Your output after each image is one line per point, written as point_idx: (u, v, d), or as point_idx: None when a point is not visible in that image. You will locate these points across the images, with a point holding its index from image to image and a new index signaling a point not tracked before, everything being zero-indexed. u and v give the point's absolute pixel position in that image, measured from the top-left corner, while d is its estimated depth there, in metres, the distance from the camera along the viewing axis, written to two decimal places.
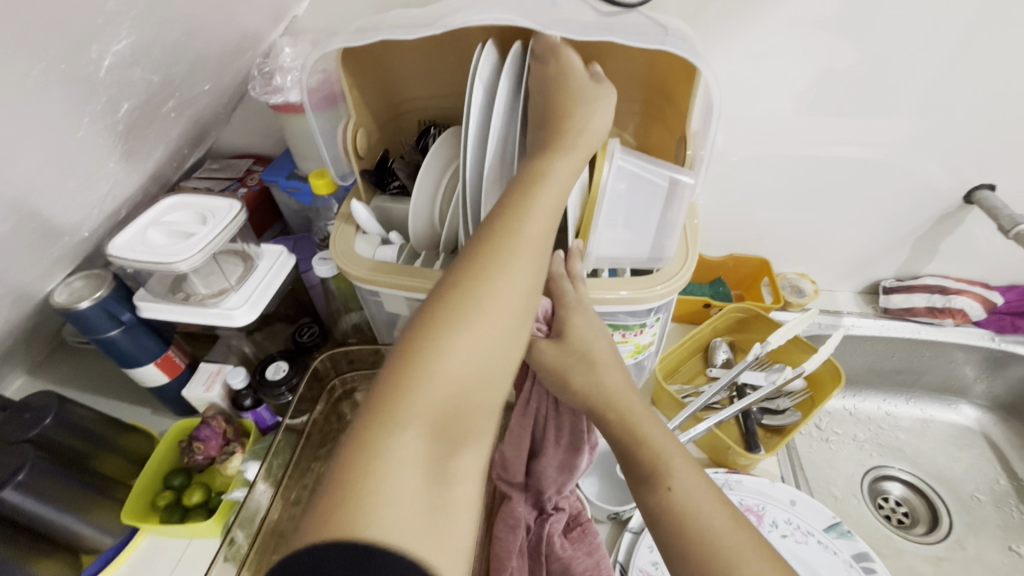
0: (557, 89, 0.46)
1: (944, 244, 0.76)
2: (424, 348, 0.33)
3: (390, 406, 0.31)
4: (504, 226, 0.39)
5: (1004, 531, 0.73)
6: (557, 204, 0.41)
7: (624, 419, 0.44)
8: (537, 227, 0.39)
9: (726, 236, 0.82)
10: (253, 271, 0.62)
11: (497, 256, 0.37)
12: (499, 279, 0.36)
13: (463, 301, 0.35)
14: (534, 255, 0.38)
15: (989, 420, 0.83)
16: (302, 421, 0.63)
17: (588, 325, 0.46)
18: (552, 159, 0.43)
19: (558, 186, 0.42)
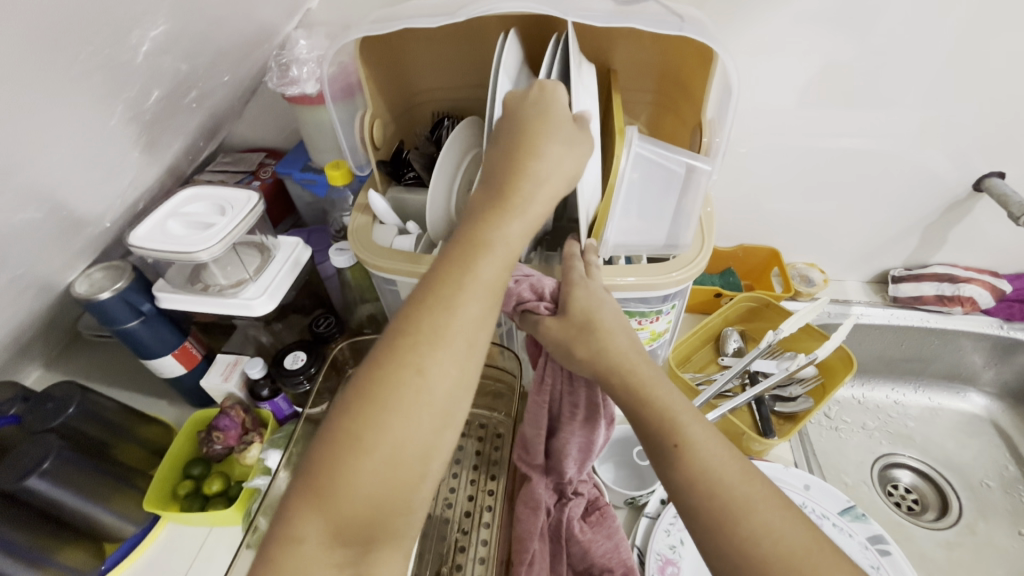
0: (525, 129, 0.43)
1: (953, 233, 0.76)
2: (334, 457, 0.32)
3: (299, 522, 0.31)
4: (434, 304, 0.36)
5: (1013, 515, 0.74)
6: (497, 276, 0.38)
7: (631, 382, 0.40)
8: (471, 309, 0.36)
9: (736, 226, 0.82)
10: (271, 262, 0.63)
11: (412, 350, 0.34)
12: (413, 374, 0.34)
13: (379, 395, 0.33)
14: (465, 339, 0.36)
15: (998, 407, 0.84)
16: (321, 410, 0.63)
17: (590, 296, 0.44)
18: (499, 221, 0.40)
19: (501, 255, 0.39)
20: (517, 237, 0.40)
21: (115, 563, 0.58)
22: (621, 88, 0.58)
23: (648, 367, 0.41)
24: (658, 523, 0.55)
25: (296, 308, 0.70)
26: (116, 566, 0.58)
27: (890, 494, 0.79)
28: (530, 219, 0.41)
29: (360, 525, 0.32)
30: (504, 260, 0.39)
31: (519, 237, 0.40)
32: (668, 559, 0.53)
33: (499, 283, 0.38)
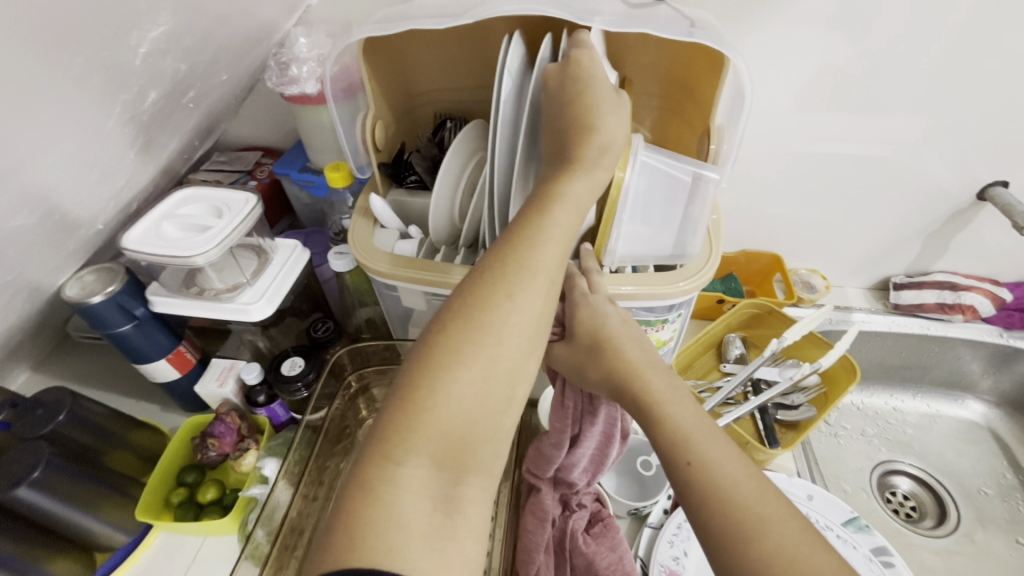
0: (581, 121, 0.41)
1: (955, 241, 0.76)
2: (432, 373, 0.32)
3: (397, 434, 0.31)
4: (521, 240, 0.37)
5: (1011, 524, 0.74)
6: (573, 223, 0.39)
7: (648, 396, 0.39)
8: (554, 249, 0.38)
9: (738, 231, 0.82)
10: (268, 266, 0.61)
11: (504, 279, 0.35)
12: (506, 301, 0.35)
13: (477, 318, 0.34)
14: (551, 278, 0.37)
15: (995, 415, 0.84)
16: (320, 416, 0.62)
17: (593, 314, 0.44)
18: (569, 178, 0.41)
19: (572, 206, 0.40)
20: (591, 188, 0.41)
21: (107, 573, 0.57)
22: (628, 92, 0.57)
23: (663, 384, 0.40)
24: (662, 533, 0.55)
25: (293, 311, 0.68)
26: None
27: (890, 502, 0.79)
28: (594, 181, 0.41)
29: (457, 439, 0.32)
30: (581, 209, 0.40)
31: (591, 191, 0.41)
32: (672, 570, 0.53)
33: (575, 231, 0.40)
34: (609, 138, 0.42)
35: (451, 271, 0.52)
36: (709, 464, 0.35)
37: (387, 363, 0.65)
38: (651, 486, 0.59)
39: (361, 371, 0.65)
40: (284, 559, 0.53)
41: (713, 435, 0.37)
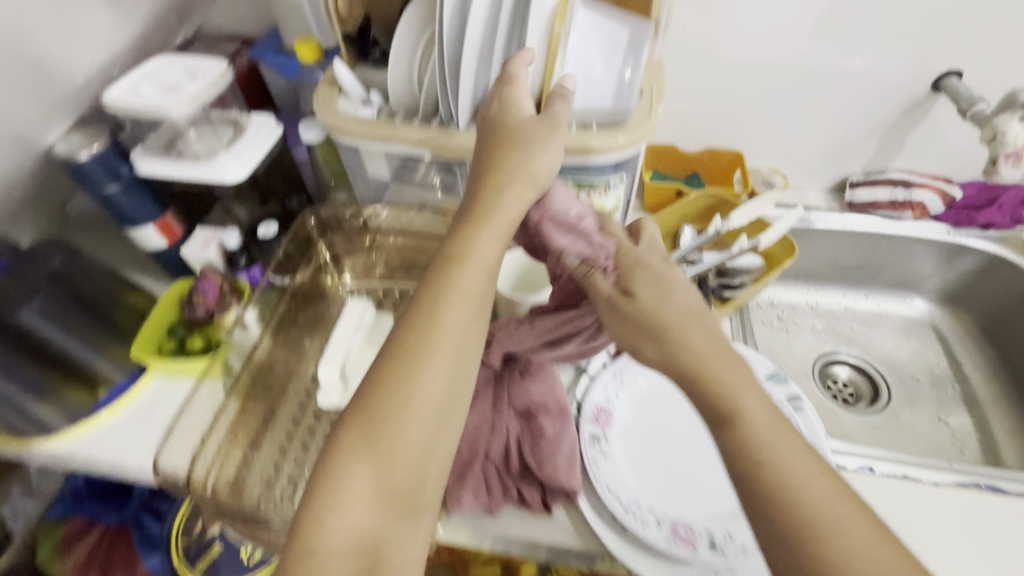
0: (500, 125, 0.47)
1: (912, 137, 0.78)
2: (344, 465, 0.37)
3: (318, 519, 0.36)
4: (426, 307, 0.41)
5: (936, 405, 0.80)
6: (481, 285, 0.42)
7: (699, 376, 0.40)
8: (458, 312, 0.41)
9: (703, 128, 0.83)
10: (243, 135, 0.65)
11: (403, 362, 0.39)
12: (406, 382, 0.39)
13: (380, 406, 0.38)
14: (453, 349, 0.40)
15: (940, 312, 0.88)
16: (285, 281, 0.67)
17: (650, 286, 0.44)
18: (476, 233, 0.43)
19: (479, 266, 0.42)
20: (498, 245, 0.43)
21: (107, 406, 0.64)
22: None
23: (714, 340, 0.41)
24: (596, 381, 0.61)
25: (268, 186, 0.72)
26: (109, 407, 0.64)
27: (830, 388, 0.85)
28: (499, 233, 0.43)
29: (373, 521, 0.36)
30: (487, 268, 0.43)
31: (495, 243, 0.43)
32: (604, 408, 0.59)
33: (483, 296, 0.42)
34: (523, 181, 0.44)
35: (406, 129, 0.56)
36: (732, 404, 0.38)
37: (353, 230, 0.70)
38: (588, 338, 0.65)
39: (329, 239, 0.71)
40: (252, 394, 0.60)
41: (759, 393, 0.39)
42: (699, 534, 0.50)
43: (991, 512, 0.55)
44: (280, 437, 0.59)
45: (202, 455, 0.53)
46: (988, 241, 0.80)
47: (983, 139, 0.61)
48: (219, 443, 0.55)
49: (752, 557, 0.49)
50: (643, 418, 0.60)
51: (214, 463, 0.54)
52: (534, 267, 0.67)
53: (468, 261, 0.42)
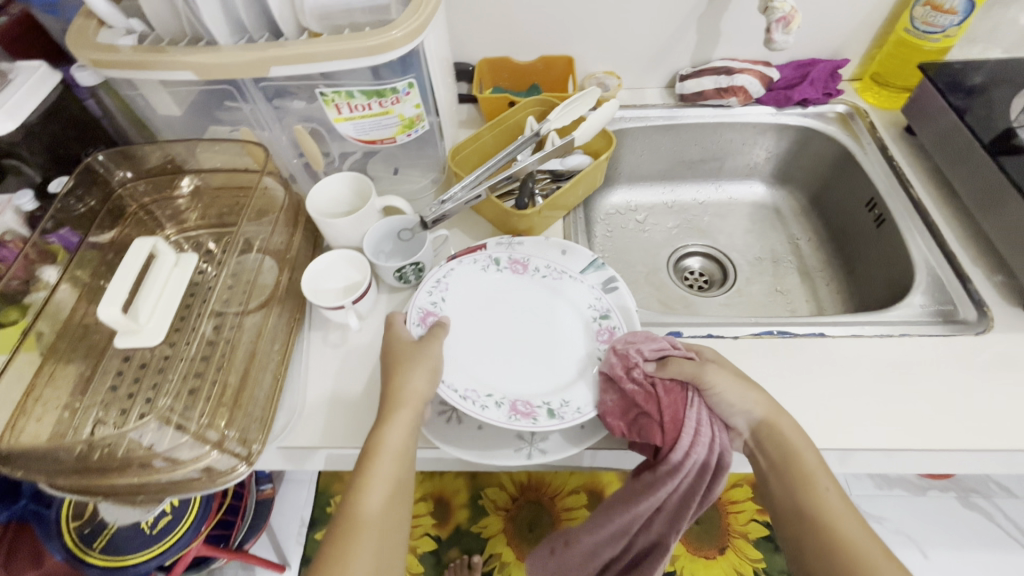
0: (390, 353, 0.54)
1: (724, 23, 0.80)
2: None
3: None
4: (371, 453, 0.49)
5: (773, 279, 0.85)
6: (399, 464, 0.49)
7: (804, 472, 0.47)
8: (402, 451, 0.49)
9: (532, 36, 0.82)
10: (8, 85, 0.60)
11: (349, 527, 0.46)
12: (355, 536, 0.46)
13: (335, 565, 0.45)
14: (387, 502, 0.48)
15: (780, 194, 0.92)
16: (107, 237, 0.66)
17: (727, 379, 0.51)
18: (381, 431, 0.50)
19: (394, 451, 0.49)
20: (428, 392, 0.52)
21: None
22: None
23: (770, 401, 0.51)
24: (419, 289, 0.62)
25: (66, 146, 0.67)
26: None
27: (685, 279, 0.89)
28: (403, 425, 0.50)
29: None
30: (400, 451, 0.49)
31: (401, 431, 0.50)
32: (433, 312, 0.61)
33: (400, 466, 0.49)
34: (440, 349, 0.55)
35: (167, 53, 0.52)
36: (799, 452, 0.48)
37: (159, 175, 0.68)
38: (416, 249, 0.65)
39: (127, 183, 0.67)
40: (60, 351, 0.57)
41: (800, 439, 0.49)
42: (538, 408, 0.54)
43: (779, 352, 0.60)
44: (102, 395, 0.55)
45: None
46: (807, 118, 0.84)
47: (761, 11, 0.65)
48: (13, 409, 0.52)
49: (586, 414, 0.53)
50: (482, 315, 0.62)
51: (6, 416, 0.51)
52: (351, 189, 0.66)
53: (405, 412, 0.51)
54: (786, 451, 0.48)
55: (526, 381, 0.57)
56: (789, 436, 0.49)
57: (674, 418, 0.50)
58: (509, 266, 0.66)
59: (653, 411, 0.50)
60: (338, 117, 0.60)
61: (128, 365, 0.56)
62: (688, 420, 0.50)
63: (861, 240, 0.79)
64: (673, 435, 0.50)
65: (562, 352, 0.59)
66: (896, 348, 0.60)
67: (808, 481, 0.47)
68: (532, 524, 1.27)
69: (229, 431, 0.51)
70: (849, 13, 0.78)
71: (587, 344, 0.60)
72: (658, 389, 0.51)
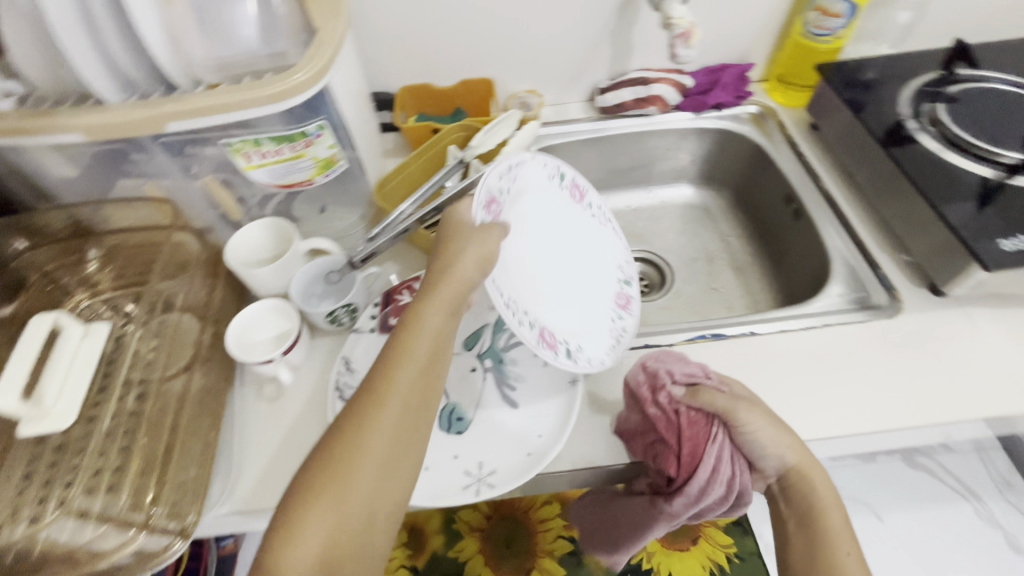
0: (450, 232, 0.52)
1: (636, 35, 0.82)
2: (309, 497, 0.39)
3: (274, 557, 0.37)
4: (407, 329, 0.47)
5: (708, 277, 0.88)
6: (427, 350, 0.46)
7: (814, 514, 0.49)
8: (434, 333, 0.46)
9: (450, 62, 0.82)
10: None
11: (364, 412, 0.42)
12: (365, 425, 0.42)
13: (343, 450, 0.41)
14: (404, 396, 0.44)
15: (707, 194, 0.95)
16: (11, 310, 0.59)
17: (758, 420, 0.50)
18: (425, 312, 0.47)
19: (427, 334, 0.46)
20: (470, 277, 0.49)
21: None
22: None
23: (805, 453, 0.51)
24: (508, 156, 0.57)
25: None
26: None
27: None
28: (443, 310, 0.47)
29: (327, 561, 0.38)
30: (435, 337, 0.47)
31: (438, 319, 0.47)
32: (495, 199, 0.55)
33: (432, 351, 0.46)
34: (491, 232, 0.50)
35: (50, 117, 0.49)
36: (821, 502, 0.50)
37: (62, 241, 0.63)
38: (347, 290, 0.64)
39: (26, 255, 0.62)
40: None
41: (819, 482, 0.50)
42: (559, 346, 0.56)
43: (712, 355, 0.62)
44: (13, 486, 0.49)
45: None
46: (724, 120, 0.87)
47: (663, 26, 0.66)
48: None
49: (595, 365, 0.56)
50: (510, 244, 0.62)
51: None
52: (275, 235, 0.65)
53: (446, 291, 0.48)
54: (809, 498, 0.50)
55: (554, 312, 0.59)
56: (818, 487, 0.50)
57: (694, 450, 0.50)
58: (570, 189, 0.67)
59: (671, 441, 0.51)
60: (248, 164, 0.58)
61: (30, 453, 0.51)
62: (710, 458, 0.50)
63: (784, 234, 0.82)
64: (688, 469, 0.51)
65: (585, 296, 0.64)
66: (820, 338, 0.63)
67: (822, 528, 0.49)
68: (509, 540, 1.25)
69: (156, 508, 0.48)
70: (749, 20, 0.81)
71: (603, 302, 0.65)
72: (682, 420, 0.51)
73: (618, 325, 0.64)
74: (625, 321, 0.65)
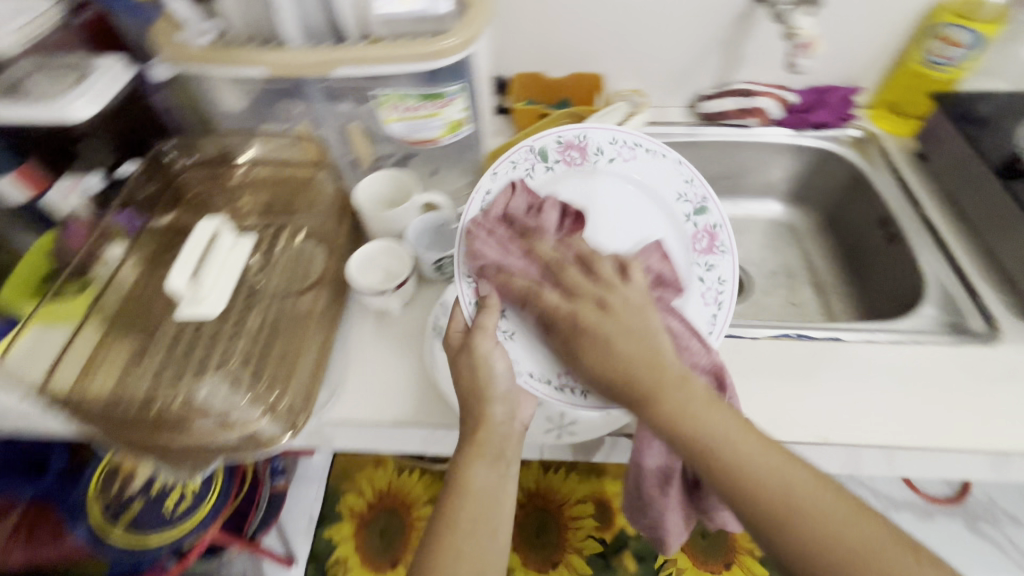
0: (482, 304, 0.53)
1: (748, 48, 0.85)
2: None
3: None
4: (471, 441, 0.51)
5: (788, 291, 0.89)
6: (497, 450, 0.51)
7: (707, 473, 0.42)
8: (486, 485, 0.49)
9: (565, 54, 0.88)
10: (88, 75, 0.63)
11: (454, 528, 0.47)
12: (458, 541, 0.47)
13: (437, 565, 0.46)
14: (490, 499, 0.49)
15: (794, 212, 0.97)
16: (167, 221, 0.69)
17: None
18: (483, 412, 0.51)
19: (492, 444, 0.51)
20: (507, 414, 0.52)
21: None
22: None
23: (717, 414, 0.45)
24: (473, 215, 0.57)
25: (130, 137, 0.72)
26: None
27: None
28: (505, 411, 0.52)
29: None
30: (501, 442, 0.51)
31: (503, 413, 0.52)
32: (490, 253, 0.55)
33: (501, 456, 0.51)
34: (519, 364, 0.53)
35: (245, 56, 0.58)
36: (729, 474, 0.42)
37: (218, 166, 0.72)
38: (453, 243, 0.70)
39: (189, 172, 0.71)
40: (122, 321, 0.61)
41: (744, 435, 0.43)
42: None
43: (797, 352, 0.64)
44: (158, 362, 0.58)
45: (91, 377, 0.56)
46: (825, 140, 0.88)
47: (784, 36, 0.69)
48: (81, 365, 0.57)
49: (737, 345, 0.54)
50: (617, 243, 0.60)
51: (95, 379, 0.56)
52: (395, 186, 0.72)
53: (483, 439, 0.51)
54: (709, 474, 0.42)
55: None
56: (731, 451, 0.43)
57: None
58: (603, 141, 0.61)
59: None
60: (391, 116, 0.65)
61: (186, 337, 0.60)
62: None
63: (874, 258, 0.82)
64: None
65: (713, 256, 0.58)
66: (910, 353, 0.63)
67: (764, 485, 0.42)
68: (539, 530, 1.25)
69: (281, 399, 0.55)
70: (865, 44, 0.83)
71: (680, 253, 0.58)
72: None
73: (714, 282, 0.56)
74: (717, 265, 0.57)
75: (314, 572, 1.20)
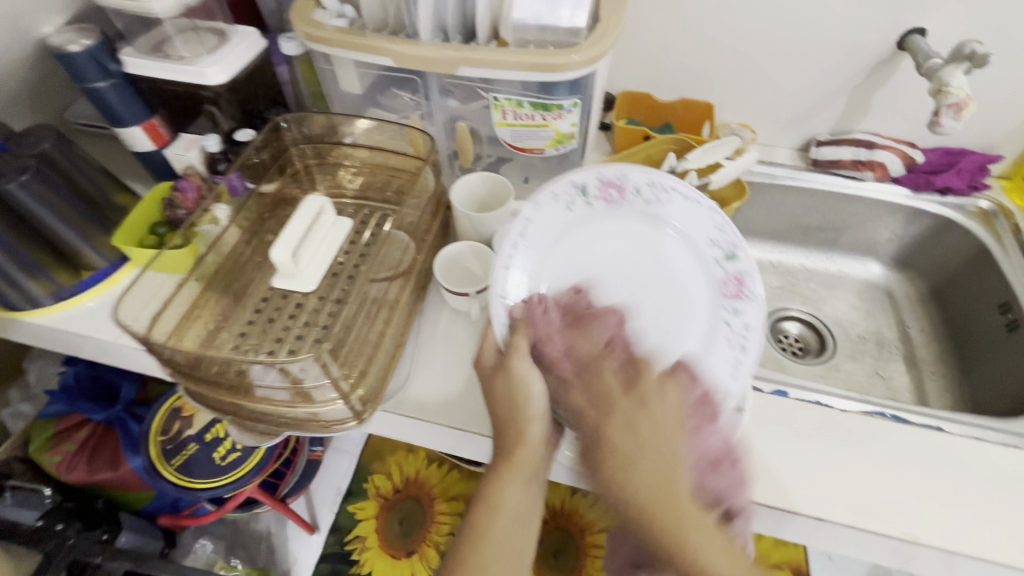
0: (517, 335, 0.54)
1: (877, 98, 0.80)
2: None
3: None
4: (509, 444, 0.51)
5: (877, 360, 0.82)
6: (533, 460, 0.51)
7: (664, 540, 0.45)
8: (517, 494, 0.50)
9: (677, 78, 0.85)
10: (228, 42, 0.68)
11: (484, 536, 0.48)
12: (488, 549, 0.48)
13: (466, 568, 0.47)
14: (517, 513, 0.50)
15: (894, 277, 0.90)
16: (271, 188, 0.73)
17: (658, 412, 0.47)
18: (525, 424, 0.51)
19: (530, 456, 0.51)
20: (545, 430, 0.52)
21: (89, 286, 0.69)
22: None
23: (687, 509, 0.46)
24: (501, 253, 0.56)
25: (252, 103, 0.75)
26: (90, 290, 0.69)
27: (779, 340, 0.87)
28: (541, 430, 0.52)
29: None
30: (535, 455, 0.51)
31: (542, 427, 0.52)
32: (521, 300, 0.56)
33: (539, 466, 0.52)
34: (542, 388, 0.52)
35: (376, 42, 0.58)
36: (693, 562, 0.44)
37: (325, 142, 0.74)
38: None
39: (301, 146, 0.74)
40: (218, 281, 0.65)
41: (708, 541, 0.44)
42: None
43: (892, 434, 0.59)
44: (243, 325, 0.61)
45: (187, 330, 0.60)
46: (946, 207, 0.81)
47: (933, 92, 0.64)
48: (179, 316, 0.61)
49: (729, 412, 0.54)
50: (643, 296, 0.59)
51: (190, 335, 0.60)
52: (488, 189, 0.71)
53: (519, 451, 0.51)
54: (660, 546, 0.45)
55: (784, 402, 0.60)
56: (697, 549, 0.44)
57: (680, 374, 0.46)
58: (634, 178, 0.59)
59: None
60: (501, 121, 0.65)
61: (276, 303, 0.63)
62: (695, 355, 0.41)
63: (988, 344, 0.75)
64: None
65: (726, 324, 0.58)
66: (1022, 460, 0.57)
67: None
68: (557, 551, 1.13)
69: (358, 389, 0.55)
70: (1013, 111, 0.76)
71: (709, 296, 0.58)
72: None
73: (739, 328, 0.57)
74: (745, 312, 0.57)
75: (334, 543, 1.21)
